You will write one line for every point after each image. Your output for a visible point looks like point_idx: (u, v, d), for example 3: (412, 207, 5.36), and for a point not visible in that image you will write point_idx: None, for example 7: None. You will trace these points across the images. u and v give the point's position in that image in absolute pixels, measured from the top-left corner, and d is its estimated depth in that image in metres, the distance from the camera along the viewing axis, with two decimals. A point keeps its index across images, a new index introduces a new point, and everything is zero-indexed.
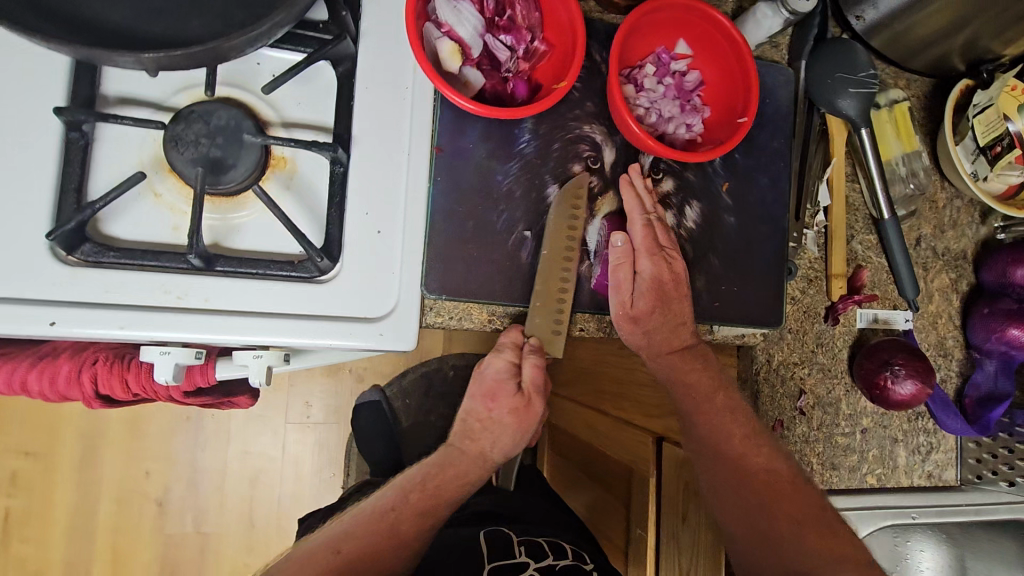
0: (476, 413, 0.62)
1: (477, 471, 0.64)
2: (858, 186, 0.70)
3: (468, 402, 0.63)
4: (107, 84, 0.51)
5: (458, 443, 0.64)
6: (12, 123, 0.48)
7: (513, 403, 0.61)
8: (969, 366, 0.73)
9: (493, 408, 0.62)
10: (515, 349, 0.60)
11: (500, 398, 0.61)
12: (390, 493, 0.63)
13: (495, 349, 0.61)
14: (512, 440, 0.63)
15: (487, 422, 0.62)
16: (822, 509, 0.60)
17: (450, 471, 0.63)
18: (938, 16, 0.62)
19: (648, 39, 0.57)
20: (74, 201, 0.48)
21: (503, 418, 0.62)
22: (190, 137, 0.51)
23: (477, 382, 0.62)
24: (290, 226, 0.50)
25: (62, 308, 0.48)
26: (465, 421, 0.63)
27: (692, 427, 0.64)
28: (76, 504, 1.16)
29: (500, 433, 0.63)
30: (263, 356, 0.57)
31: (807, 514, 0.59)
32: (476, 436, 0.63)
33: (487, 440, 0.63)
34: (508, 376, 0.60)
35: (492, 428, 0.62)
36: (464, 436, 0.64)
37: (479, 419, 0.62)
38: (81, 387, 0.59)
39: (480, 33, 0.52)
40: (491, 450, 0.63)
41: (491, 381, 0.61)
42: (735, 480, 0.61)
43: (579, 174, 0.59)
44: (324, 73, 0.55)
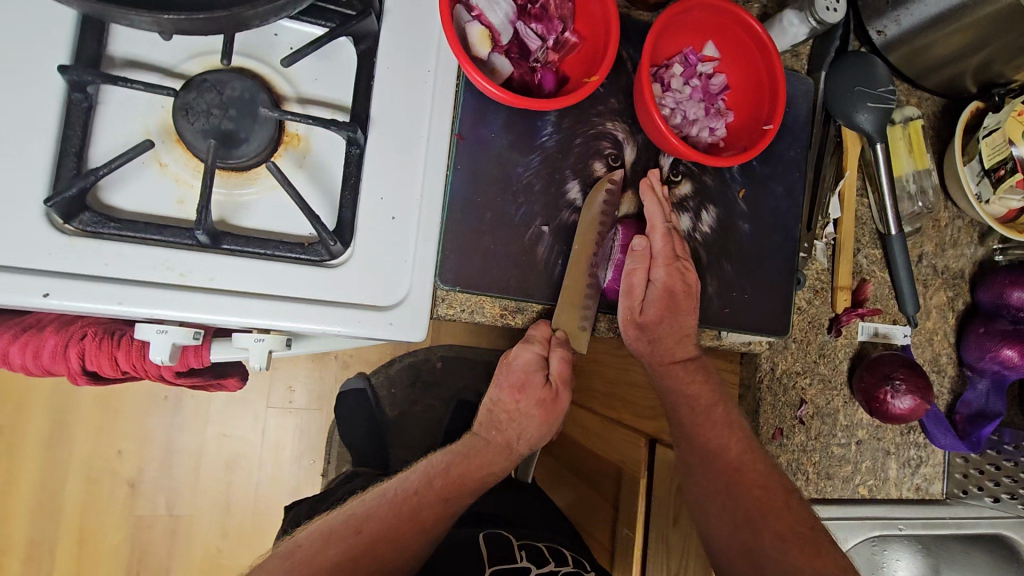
0: (503, 405, 0.60)
1: (502, 460, 0.63)
2: (867, 201, 0.70)
3: (494, 392, 0.61)
4: (115, 44, 0.48)
5: (485, 433, 0.63)
6: (12, 79, 0.45)
7: (540, 395, 0.60)
8: (961, 383, 0.74)
9: (520, 400, 0.60)
10: (545, 342, 0.58)
11: (529, 390, 0.59)
12: (413, 477, 0.62)
13: (524, 341, 0.59)
14: (539, 431, 0.62)
15: (514, 413, 0.61)
16: (812, 528, 0.57)
17: (472, 461, 0.62)
18: (958, 36, 0.62)
19: (677, 39, 0.57)
20: (74, 166, 0.46)
21: (531, 410, 0.60)
22: (201, 106, 0.48)
23: (505, 374, 0.60)
24: (303, 206, 0.49)
25: (57, 279, 0.45)
26: (491, 411, 0.62)
27: (689, 439, 0.63)
28: (42, 481, 1.12)
29: (527, 423, 0.61)
30: (265, 339, 0.54)
31: (795, 531, 0.57)
32: (503, 426, 0.62)
33: (514, 431, 0.62)
34: (536, 369, 0.58)
35: (519, 420, 0.61)
36: (491, 426, 0.62)
37: (506, 411, 0.61)
38: (67, 362, 0.56)
39: (511, 19, 0.51)
40: (518, 443, 0.63)
41: (518, 373, 0.59)
42: (725, 493, 0.60)
43: (602, 173, 0.58)
44: (343, 50, 0.53)
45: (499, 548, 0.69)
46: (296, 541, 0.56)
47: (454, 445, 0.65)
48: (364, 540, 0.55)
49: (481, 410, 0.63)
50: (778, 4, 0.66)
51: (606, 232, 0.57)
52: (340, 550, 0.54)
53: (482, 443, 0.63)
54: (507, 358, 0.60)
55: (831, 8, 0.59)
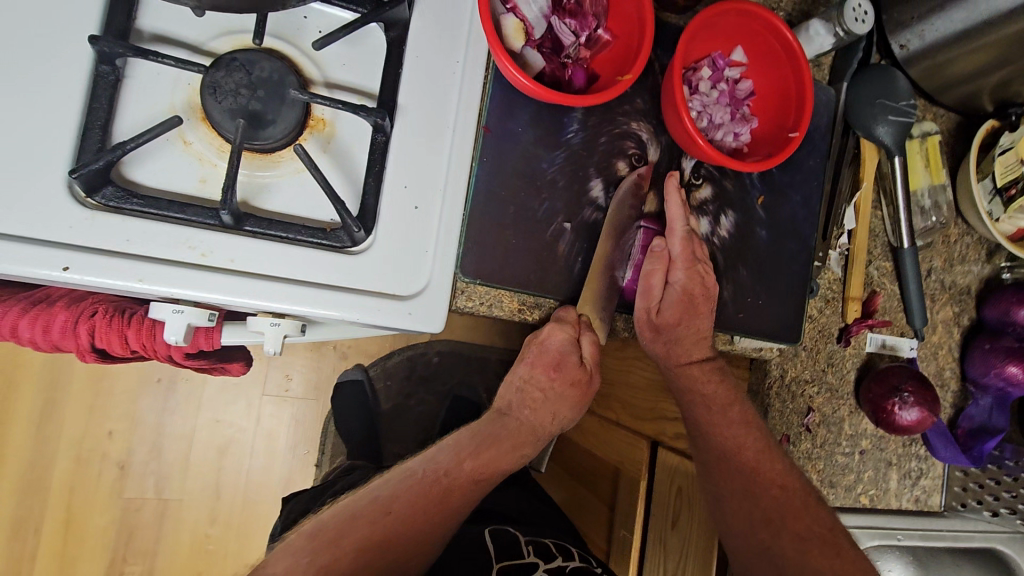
0: (536, 382, 0.60)
1: (531, 440, 0.62)
2: (881, 214, 0.71)
3: (528, 370, 0.60)
4: (144, 19, 0.48)
5: (516, 413, 0.61)
6: (39, 46, 0.44)
7: (576, 376, 0.59)
8: (963, 398, 0.75)
9: (555, 379, 0.59)
10: (576, 324, 0.56)
11: (564, 369, 0.58)
12: (441, 456, 0.60)
13: (555, 321, 0.57)
14: (572, 410, 0.62)
15: (548, 392, 0.60)
16: (832, 530, 0.56)
17: (505, 441, 0.61)
18: (980, 54, 0.63)
19: (706, 42, 0.57)
20: (98, 139, 0.45)
21: (564, 390, 0.60)
22: (229, 86, 0.48)
23: (537, 354, 0.59)
24: (328, 189, 0.48)
25: (77, 253, 0.44)
26: (522, 391, 0.61)
27: (703, 438, 0.62)
28: (30, 459, 1.10)
29: (561, 405, 0.61)
30: (281, 324, 0.53)
31: (814, 533, 0.55)
32: (536, 405, 0.61)
33: (547, 411, 0.61)
34: (570, 350, 0.57)
35: (552, 399, 0.60)
36: (523, 406, 0.61)
37: (540, 389, 0.60)
38: (77, 339, 0.55)
39: (545, 14, 0.51)
40: (552, 421, 0.62)
41: (552, 354, 0.58)
42: (743, 492, 0.59)
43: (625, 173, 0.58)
44: (373, 36, 0.53)
45: (506, 545, 0.69)
46: (320, 519, 0.55)
47: (480, 423, 0.62)
48: (390, 524, 0.55)
49: (510, 389, 0.62)
50: (804, 13, 0.66)
51: (627, 231, 0.57)
52: (368, 533, 0.54)
53: (512, 425, 0.61)
54: (540, 340, 0.58)
55: (859, 19, 0.60)
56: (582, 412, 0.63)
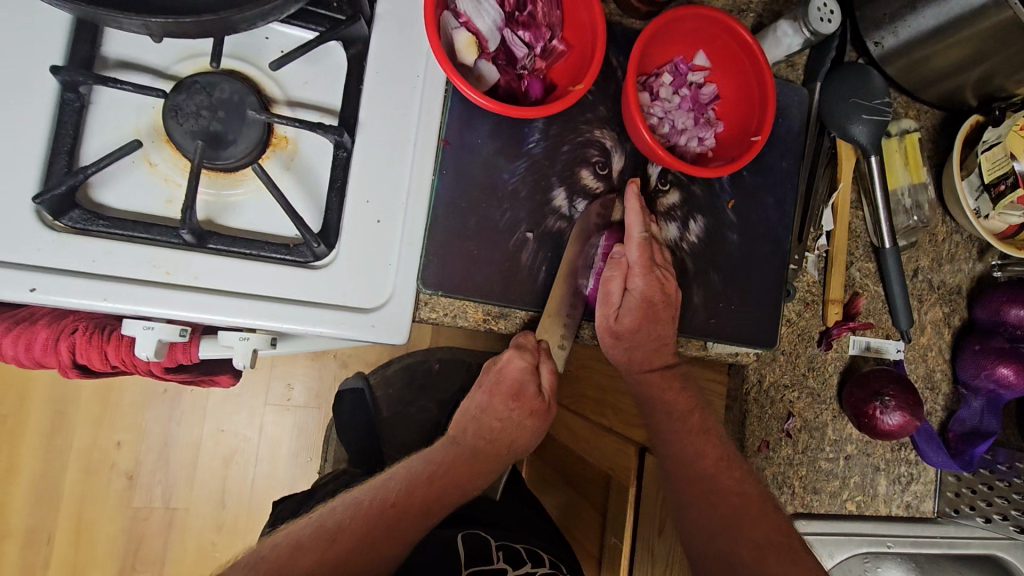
0: (494, 411, 0.62)
1: (486, 468, 0.64)
2: (860, 214, 0.70)
3: (486, 397, 0.62)
4: (108, 45, 0.49)
5: (472, 441, 0.63)
6: (8, 79, 0.46)
7: (533, 405, 0.62)
8: (955, 401, 0.73)
9: (513, 408, 0.62)
10: (535, 351, 0.58)
11: (522, 398, 0.61)
12: (389, 487, 0.60)
13: (516, 348, 0.59)
14: (529, 436, 0.64)
15: (506, 420, 0.63)
16: (788, 536, 0.55)
17: (456, 470, 0.62)
18: (955, 49, 0.61)
19: (667, 48, 0.57)
20: (63, 165, 0.47)
21: (521, 419, 0.63)
22: (190, 108, 0.49)
23: (495, 382, 0.62)
24: (288, 207, 0.49)
25: (44, 275, 0.46)
26: (479, 419, 0.63)
27: (661, 445, 0.62)
28: (42, 470, 1.13)
29: (518, 432, 0.63)
30: (250, 338, 0.55)
31: (770, 540, 0.54)
32: (494, 434, 0.63)
33: (506, 440, 0.63)
34: (529, 378, 0.60)
35: (510, 428, 0.63)
36: (480, 434, 0.63)
37: (498, 418, 0.62)
38: (57, 356, 0.57)
39: (499, 26, 0.52)
40: (505, 451, 0.64)
41: (511, 381, 0.60)
42: (703, 499, 0.58)
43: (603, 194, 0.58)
44: (333, 53, 0.54)
45: (477, 549, 0.71)
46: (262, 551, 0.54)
47: (434, 452, 0.63)
48: (331, 557, 0.53)
49: (467, 417, 0.64)
50: (774, 14, 0.66)
51: (588, 241, 0.57)
52: (308, 563, 0.52)
53: (470, 452, 0.63)
54: (499, 367, 0.61)
55: (825, 19, 0.58)
56: (541, 436, 0.66)
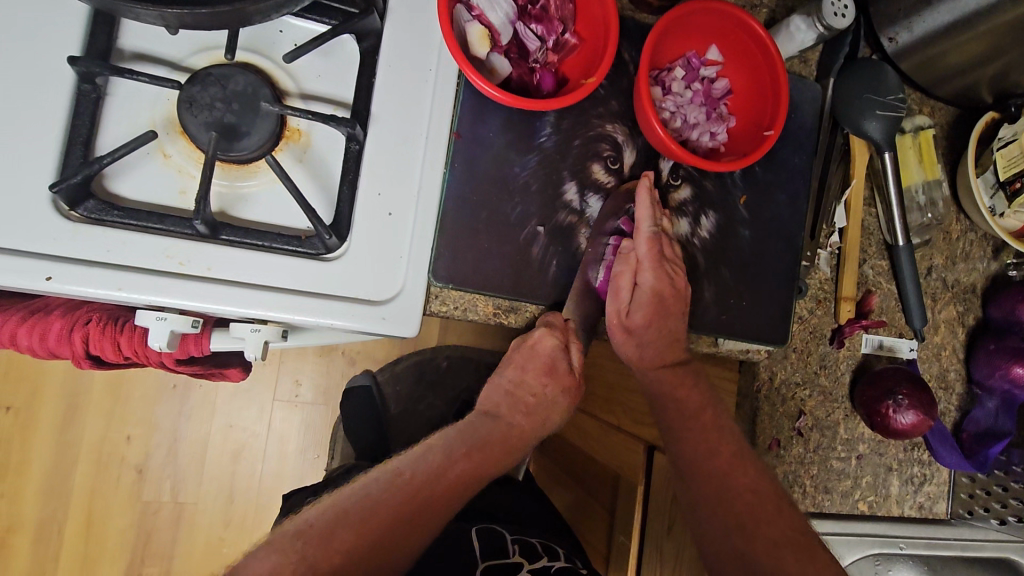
0: (528, 386, 0.62)
1: (521, 444, 0.62)
2: (874, 211, 0.69)
3: (517, 374, 0.62)
4: (124, 38, 0.50)
5: (507, 416, 0.62)
6: (25, 69, 0.47)
7: (566, 381, 0.62)
8: (969, 401, 0.72)
9: (547, 383, 0.62)
10: (565, 330, 0.58)
11: (556, 373, 0.61)
12: (428, 459, 0.57)
13: (545, 327, 0.58)
14: (562, 412, 0.64)
15: (540, 396, 0.62)
16: (803, 534, 0.55)
17: (494, 442, 0.60)
18: (971, 45, 0.61)
19: (679, 43, 0.57)
20: (80, 155, 0.47)
21: (554, 394, 0.62)
22: (205, 99, 0.49)
23: (528, 357, 0.60)
24: (300, 199, 0.49)
25: (60, 263, 0.46)
26: (512, 393, 0.62)
27: (672, 443, 0.61)
28: (54, 462, 1.14)
29: (551, 411, 0.63)
30: (262, 330, 0.55)
31: (786, 538, 0.54)
32: (529, 408, 0.62)
33: (540, 413, 0.63)
34: (561, 355, 0.60)
35: (545, 403, 0.63)
36: (515, 409, 0.62)
37: (532, 393, 0.62)
38: (71, 346, 0.57)
39: (511, 20, 0.52)
40: (540, 426, 0.63)
41: (543, 357, 0.60)
42: (714, 497, 0.57)
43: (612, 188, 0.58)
44: (346, 47, 0.54)
45: (493, 544, 0.71)
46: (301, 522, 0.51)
47: (465, 426, 0.61)
48: (377, 530, 0.50)
49: (499, 392, 0.63)
50: (788, 10, 0.65)
51: (597, 236, 0.58)
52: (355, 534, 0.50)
53: (505, 427, 0.61)
54: (530, 343, 0.60)
55: (839, 13, 0.58)
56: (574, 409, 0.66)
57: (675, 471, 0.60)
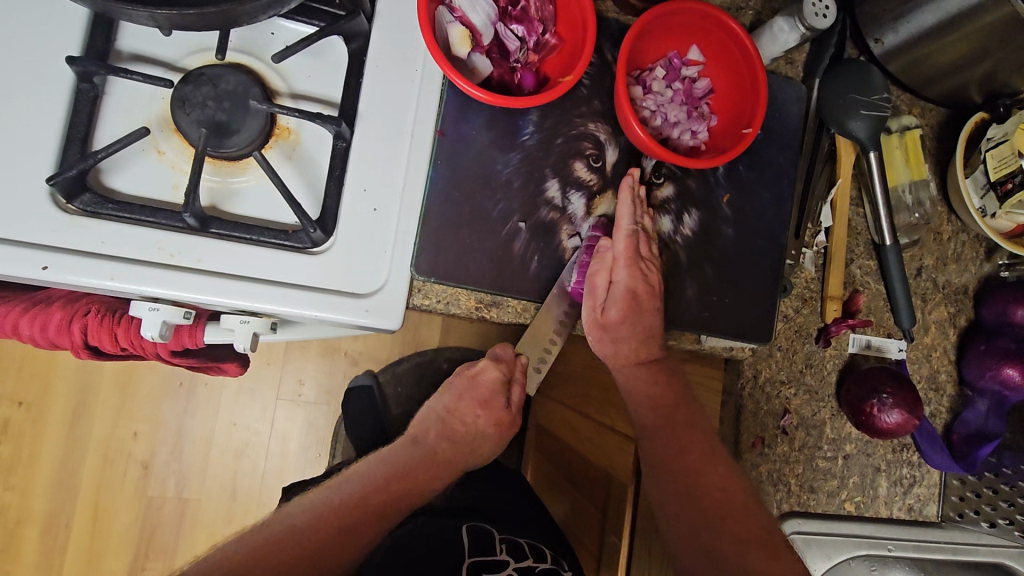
0: (461, 415, 0.66)
1: (446, 470, 0.66)
2: (862, 211, 0.69)
3: (453, 401, 0.67)
4: (123, 39, 0.52)
5: (436, 442, 0.66)
6: (26, 68, 0.49)
7: (498, 416, 0.66)
8: (961, 403, 0.72)
9: (480, 415, 0.66)
10: (510, 364, 0.64)
11: (489, 407, 0.65)
12: (352, 487, 0.62)
13: (492, 359, 0.65)
14: (489, 449, 0.68)
15: (470, 425, 0.66)
16: (770, 531, 0.55)
17: (420, 466, 0.65)
18: (957, 46, 0.61)
19: (660, 43, 0.59)
20: (78, 150, 0.49)
21: (485, 427, 0.66)
22: (198, 98, 0.51)
23: (468, 387, 0.66)
24: (285, 192, 0.51)
25: (56, 254, 0.48)
26: (444, 420, 0.67)
27: (646, 440, 0.61)
28: (63, 457, 1.17)
29: (480, 444, 0.67)
30: (251, 321, 0.57)
31: (750, 533, 0.55)
32: (457, 437, 0.66)
33: (469, 442, 0.67)
34: (499, 389, 0.64)
35: (472, 433, 0.67)
36: (442, 435, 0.66)
37: (463, 422, 0.66)
38: (70, 336, 0.59)
39: (492, 21, 0.53)
40: (466, 456, 0.67)
41: (482, 389, 0.65)
42: (684, 494, 0.57)
43: (585, 175, 0.59)
44: (335, 48, 0.56)
45: (481, 541, 0.70)
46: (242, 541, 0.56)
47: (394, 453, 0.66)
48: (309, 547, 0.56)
49: (432, 418, 0.68)
50: (773, 11, 0.66)
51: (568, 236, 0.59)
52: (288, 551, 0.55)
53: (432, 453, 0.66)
54: (473, 374, 0.66)
55: (820, 14, 0.59)
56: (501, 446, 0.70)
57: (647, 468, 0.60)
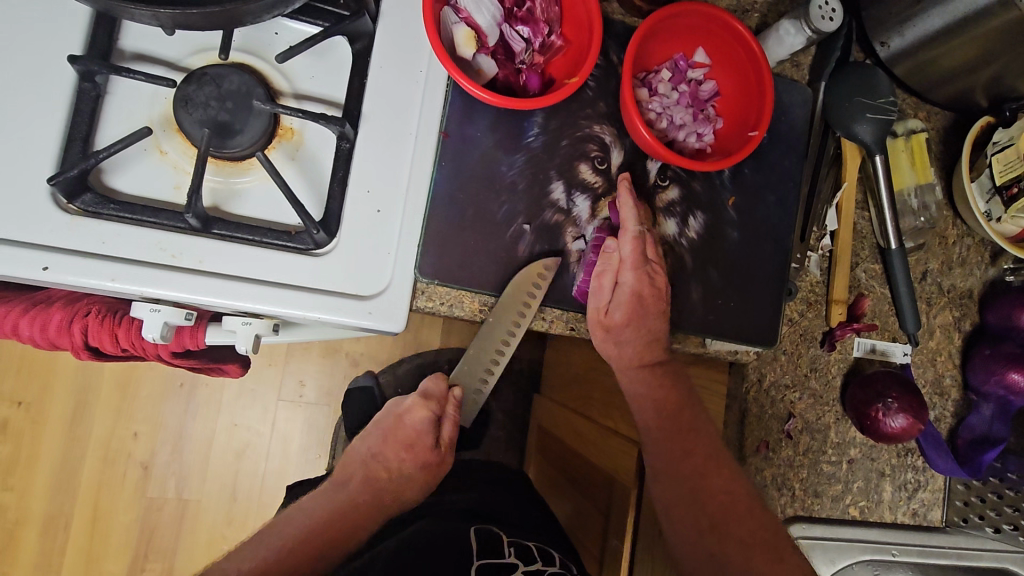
0: (385, 458, 0.66)
1: (372, 517, 0.66)
2: (867, 215, 0.69)
3: (380, 442, 0.67)
4: (125, 39, 0.51)
5: (360, 488, 0.66)
6: (29, 67, 0.49)
7: (426, 457, 0.66)
8: (965, 408, 0.71)
9: (405, 457, 0.66)
10: (440, 401, 0.66)
11: (416, 448, 0.65)
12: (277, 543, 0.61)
13: (420, 398, 0.66)
14: (416, 490, 0.67)
15: (395, 469, 0.66)
16: (776, 533, 0.56)
17: (346, 513, 0.64)
18: (962, 49, 0.61)
19: (666, 45, 0.58)
20: (79, 150, 0.49)
21: (412, 468, 0.66)
22: (201, 98, 0.51)
23: (394, 427, 0.67)
24: (289, 193, 0.50)
25: (57, 254, 0.48)
26: (370, 464, 0.66)
27: (650, 443, 0.60)
28: (63, 457, 1.17)
29: (406, 487, 0.67)
30: (252, 323, 0.56)
31: (754, 536, 0.55)
32: (381, 482, 0.66)
33: (395, 485, 0.66)
34: (426, 427, 0.65)
35: (399, 477, 0.66)
36: (366, 481, 0.66)
37: (388, 465, 0.66)
38: (70, 337, 0.59)
39: (497, 21, 0.53)
40: (393, 500, 0.67)
41: (408, 430, 0.66)
42: (689, 499, 0.57)
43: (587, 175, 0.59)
44: (339, 49, 0.55)
45: (488, 543, 0.69)
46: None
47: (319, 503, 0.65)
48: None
49: (358, 461, 0.67)
50: (779, 13, 0.66)
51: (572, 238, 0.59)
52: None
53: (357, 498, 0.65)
54: (400, 415, 0.67)
55: (827, 17, 0.58)
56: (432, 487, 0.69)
57: (651, 472, 0.60)
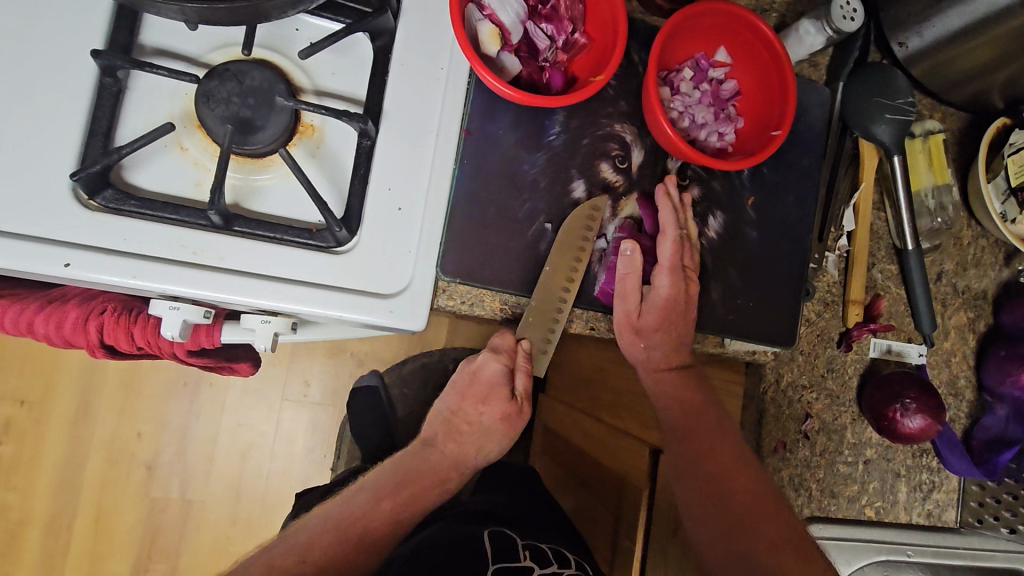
0: (464, 413, 0.63)
1: (455, 474, 0.65)
2: (883, 215, 0.69)
3: (456, 400, 0.63)
4: (146, 33, 0.51)
5: (440, 445, 0.64)
6: (50, 62, 0.48)
7: (505, 409, 0.62)
8: (980, 409, 0.72)
9: (483, 411, 0.62)
10: (511, 354, 0.61)
11: (493, 401, 0.62)
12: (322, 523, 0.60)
13: (491, 350, 0.61)
14: (500, 442, 0.65)
15: (474, 424, 0.63)
16: (803, 537, 0.56)
17: (427, 469, 0.64)
18: (980, 51, 0.60)
19: (688, 44, 0.58)
20: (100, 146, 0.48)
21: (492, 422, 0.63)
22: (222, 94, 0.50)
23: (468, 383, 0.63)
24: (311, 191, 0.50)
25: (78, 251, 0.47)
26: (449, 421, 0.64)
27: (674, 445, 0.61)
28: (65, 457, 1.16)
29: (488, 439, 0.64)
30: (272, 321, 0.56)
31: (783, 537, 0.55)
32: (461, 437, 0.64)
33: (473, 442, 0.64)
34: (502, 380, 0.61)
35: (478, 431, 0.63)
36: (448, 436, 0.64)
37: (467, 420, 0.63)
38: (86, 335, 0.58)
39: (521, 19, 0.53)
40: (477, 454, 0.64)
41: (482, 384, 0.62)
42: (711, 501, 0.58)
43: (607, 174, 0.59)
44: (360, 45, 0.55)
45: (503, 546, 0.69)
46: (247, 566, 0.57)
47: (404, 461, 0.65)
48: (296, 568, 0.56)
49: (437, 419, 0.65)
50: (798, 13, 0.66)
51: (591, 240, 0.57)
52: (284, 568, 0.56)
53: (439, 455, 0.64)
54: (474, 370, 0.63)
55: (848, 17, 0.58)
56: (513, 438, 0.66)
57: (674, 473, 0.61)
